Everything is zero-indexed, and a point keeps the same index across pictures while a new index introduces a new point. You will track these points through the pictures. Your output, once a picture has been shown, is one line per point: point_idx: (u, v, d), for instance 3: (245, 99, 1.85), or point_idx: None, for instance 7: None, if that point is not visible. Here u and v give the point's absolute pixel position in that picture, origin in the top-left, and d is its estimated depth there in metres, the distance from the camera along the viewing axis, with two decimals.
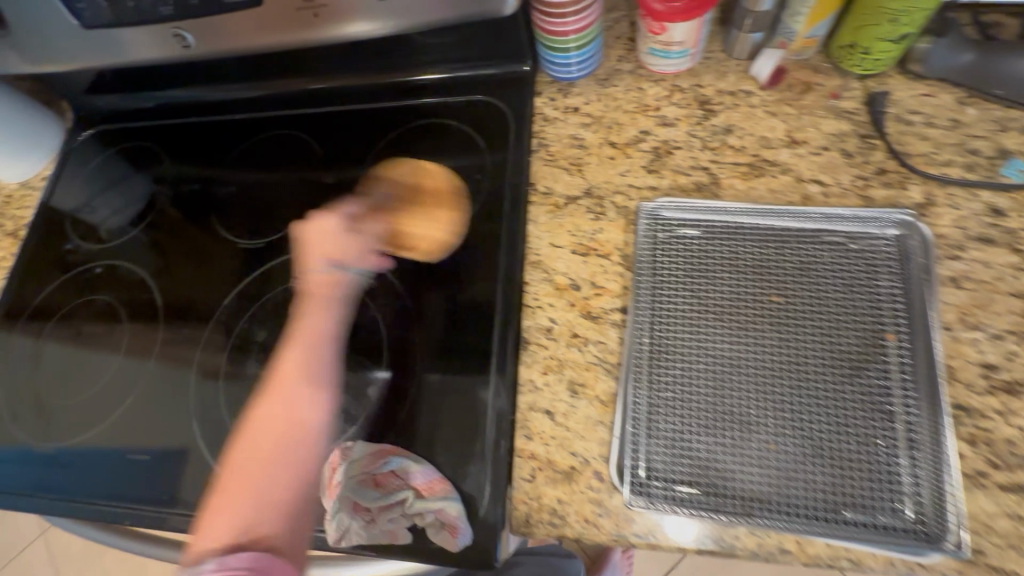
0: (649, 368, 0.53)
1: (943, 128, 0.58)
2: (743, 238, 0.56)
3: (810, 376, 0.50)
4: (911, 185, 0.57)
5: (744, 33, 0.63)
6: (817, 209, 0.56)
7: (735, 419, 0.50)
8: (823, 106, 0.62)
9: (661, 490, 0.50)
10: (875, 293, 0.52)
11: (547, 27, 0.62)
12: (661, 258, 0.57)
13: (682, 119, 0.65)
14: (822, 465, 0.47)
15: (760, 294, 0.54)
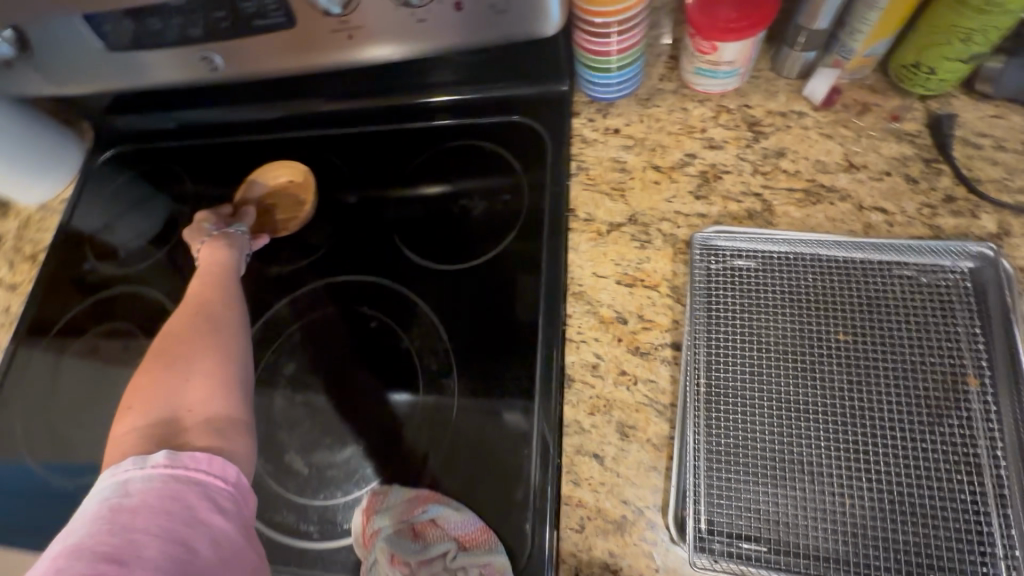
0: (708, 411, 0.50)
1: (1016, 152, 0.55)
2: (803, 270, 0.53)
3: (886, 423, 0.46)
4: (983, 213, 0.53)
5: (797, 51, 0.60)
6: (884, 240, 0.53)
7: (804, 470, 0.46)
8: (882, 128, 0.58)
9: (725, 546, 0.46)
10: (952, 332, 0.48)
11: (589, 47, 0.60)
12: (716, 292, 0.54)
13: (730, 142, 0.62)
14: (903, 523, 0.44)
15: (826, 331, 0.50)
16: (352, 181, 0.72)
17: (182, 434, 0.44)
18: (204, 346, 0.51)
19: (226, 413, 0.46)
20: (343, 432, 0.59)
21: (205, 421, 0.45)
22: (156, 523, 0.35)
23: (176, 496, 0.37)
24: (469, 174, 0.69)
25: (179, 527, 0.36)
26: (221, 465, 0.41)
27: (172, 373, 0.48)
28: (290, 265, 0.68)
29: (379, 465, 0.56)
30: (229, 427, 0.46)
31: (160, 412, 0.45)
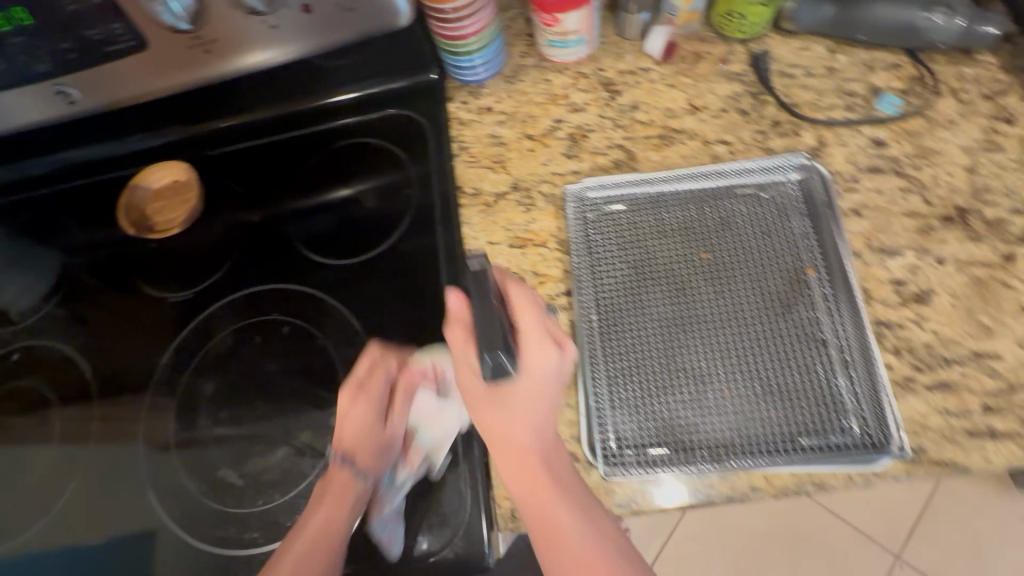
0: (602, 341, 0.55)
1: (822, 76, 0.63)
2: (664, 205, 0.60)
3: (748, 320, 0.53)
4: (803, 131, 0.61)
5: (632, 15, 0.66)
6: (727, 166, 0.60)
7: (689, 375, 0.52)
8: (715, 72, 0.66)
9: (634, 456, 0.51)
10: (790, 234, 0.56)
11: (440, 29, 0.63)
12: (594, 237, 0.60)
13: (591, 103, 0.68)
14: (773, 400, 0.51)
15: (690, 253, 0.57)
16: (245, 198, 0.72)
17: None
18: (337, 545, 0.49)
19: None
20: (274, 438, 0.60)
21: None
22: None
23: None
24: (360, 171, 0.71)
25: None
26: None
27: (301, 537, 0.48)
28: (196, 287, 0.68)
29: (313, 461, 0.58)
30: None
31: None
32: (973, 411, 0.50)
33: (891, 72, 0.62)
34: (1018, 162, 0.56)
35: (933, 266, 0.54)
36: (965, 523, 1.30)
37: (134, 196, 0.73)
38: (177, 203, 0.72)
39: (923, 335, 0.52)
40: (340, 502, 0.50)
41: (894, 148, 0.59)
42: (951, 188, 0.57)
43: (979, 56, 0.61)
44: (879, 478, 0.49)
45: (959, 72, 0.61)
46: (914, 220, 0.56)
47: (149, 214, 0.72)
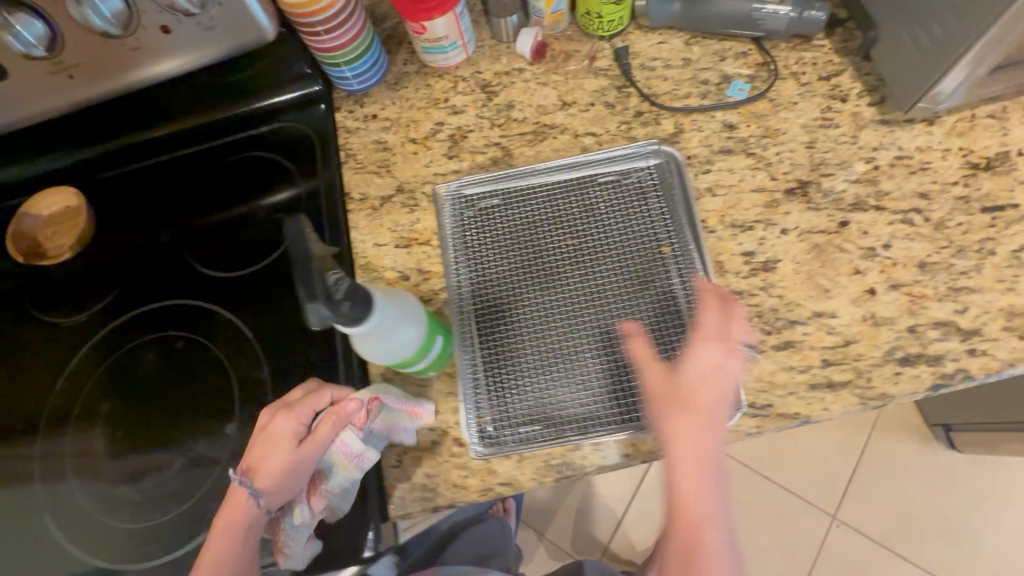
0: (475, 328, 0.58)
1: (679, 67, 0.68)
2: (534, 196, 0.63)
3: (609, 298, 0.57)
4: (663, 119, 0.66)
5: (503, 18, 0.70)
6: (592, 156, 0.64)
7: (557, 353, 0.56)
8: (583, 69, 0.70)
9: (509, 435, 0.54)
10: (648, 215, 0.60)
11: (323, 43, 0.65)
12: (470, 232, 0.63)
13: (469, 105, 0.70)
14: (632, 370, 0.54)
15: (557, 239, 0.60)
16: (135, 218, 0.72)
17: None
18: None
19: None
20: (172, 450, 0.61)
21: None
22: None
23: None
24: (248, 185, 0.72)
25: None
26: None
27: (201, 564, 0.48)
28: (88, 310, 0.68)
29: (209, 469, 0.59)
30: None
31: None
32: (814, 365, 0.54)
33: (740, 60, 0.67)
34: (851, 136, 0.62)
35: (778, 236, 0.59)
36: (894, 479, 1.37)
37: (20, 225, 0.72)
38: (66, 233, 0.71)
39: (771, 300, 0.57)
40: (236, 535, 0.49)
41: (743, 130, 0.64)
42: (793, 163, 0.61)
43: (817, 41, 0.66)
44: (732, 434, 0.53)
45: (799, 56, 0.66)
46: (761, 195, 0.61)
47: (40, 241, 0.72)
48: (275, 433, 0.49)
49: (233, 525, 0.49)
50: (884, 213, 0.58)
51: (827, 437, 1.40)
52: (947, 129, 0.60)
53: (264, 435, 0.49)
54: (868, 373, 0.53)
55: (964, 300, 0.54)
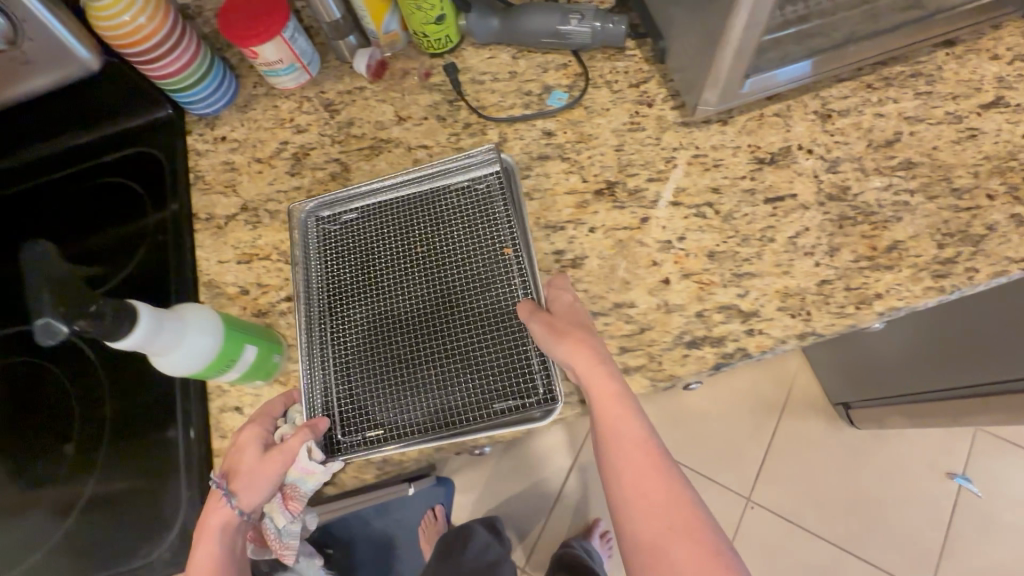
0: (327, 341, 0.60)
1: (506, 80, 0.72)
2: (388, 212, 0.66)
3: (453, 305, 0.60)
4: (489, 130, 0.70)
5: (340, 40, 0.73)
6: (440, 165, 0.66)
7: (404, 360, 0.59)
8: (418, 85, 0.73)
9: (356, 441, 0.56)
10: (492, 221, 0.63)
11: (170, 64, 0.68)
12: (327, 248, 0.65)
13: (313, 124, 0.74)
14: (470, 374, 0.57)
15: (408, 252, 0.63)
16: None
17: None
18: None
19: None
20: (26, 469, 0.64)
21: None
22: None
23: None
24: (103, 211, 0.75)
25: None
26: None
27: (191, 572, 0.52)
28: None
29: (58, 485, 0.62)
30: None
31: None
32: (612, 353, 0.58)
33: (561, 71, 0.71)
34: (655, 138, 0.66)
35: (586, 234, 0.63)
36: (803, 459, 1.42)
37: None
38: None
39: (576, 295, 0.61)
40: (214, 540, 0.52)
41: (559, 137, 0.68)
42: (603, 165, 0.66)
43: (629, 51, 0.71)
44: None
45: (613, 66, 0.70)
46: (573, 197, 0.65)
47: None
48: (248, 442, 0.54)
49: (213, 530, 0.52)
50: (680, 208, 0.63)
51: (740, 421, 1.46)
52: (739, 128, 0.65)
53: (238, 444, 0.54)
54: (659, 356, 0.57)
55: (746, 285, 0.59)
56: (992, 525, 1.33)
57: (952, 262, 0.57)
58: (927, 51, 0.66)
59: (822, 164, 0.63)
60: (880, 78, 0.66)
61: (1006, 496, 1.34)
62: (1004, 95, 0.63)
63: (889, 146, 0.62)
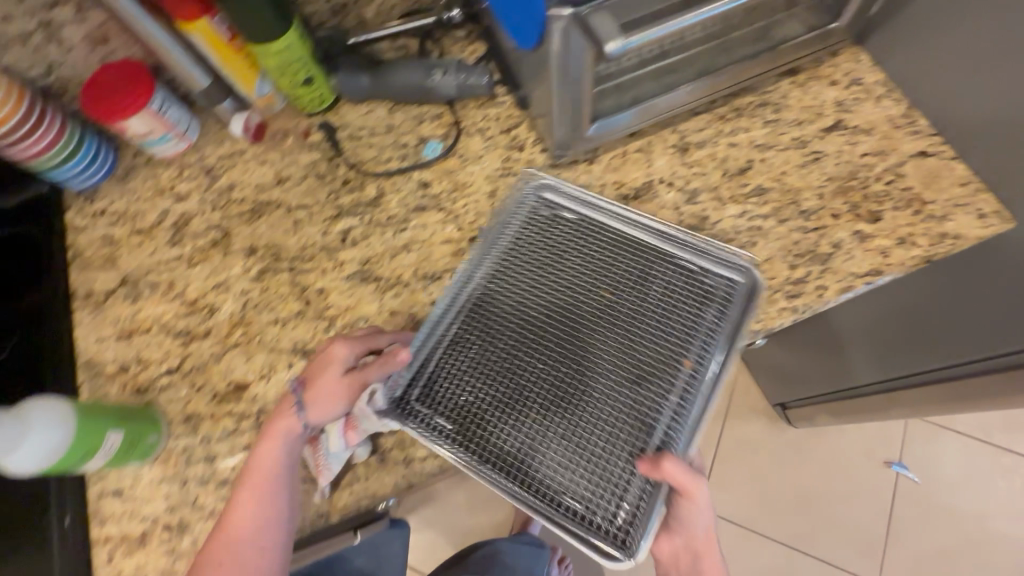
0: (475, 326, 0.57)
1: (383, 134, 0.74)
2: (593, 237, 0.61)
3: (601, 371, 0.54)
4: (368, 184, 0.71)
5: (215, 106, 0.73)
6: (681, 233, 0.60)
7: (519, 393, 0.53)
8: (297, 144, 0.74)
9: (421, 414, 0.54)
10: (692, 324, 0.55)
11: (36, 142, 0.66)
12: (529, 230, 0.62)
13: (193, 191, 0.74)
14: (560, 442, 0.51)
15: (596, 291, 0.57)
16: None
17: (247, 544, 0.53)
18: (271, 483, 0.54)
19: (263, 532, 0.53)
20: None
21: (259, 535, 0.53)
22: (242, 541, 0.53)
23: (234, 540, 0.53)
24: None
25: (252, 537, 0.53)
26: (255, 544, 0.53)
27: (247, 481, 0.54)
28: None
29: None
30: (260, 533, 0.53)
31: (243, 528, 0.53)
32: None
33: (435, 122, 0.73)
34: None
35: None
36: (748, 463, 1.44)
37: None
38: None
39: None
40: (278, 442, 0.55)
41: (435, 187, 0.70)
42: (477, 212, 0.68)
43: (500, 97, 0.73)
44: (422, 476, 0.58)
45: (485, 113, 0.72)
46: (449, 245, 0.66)
47: None
48: (336, 358, 0.56)
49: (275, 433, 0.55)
50: None
51: None
52: (604, 166, 0.68)
53: (329, 357, 0.57)
54: None
55: None
56: (930, 510, 1.37)
57: (803, 282, 0.60)
58: (773, 80, 0.70)
59: (682, 196, 0.65)
60: (731, 109, 0.69)
61: (941, 480, 1.38)
62: (843, 117, 0.67)
63: (742, 174, 0.66)
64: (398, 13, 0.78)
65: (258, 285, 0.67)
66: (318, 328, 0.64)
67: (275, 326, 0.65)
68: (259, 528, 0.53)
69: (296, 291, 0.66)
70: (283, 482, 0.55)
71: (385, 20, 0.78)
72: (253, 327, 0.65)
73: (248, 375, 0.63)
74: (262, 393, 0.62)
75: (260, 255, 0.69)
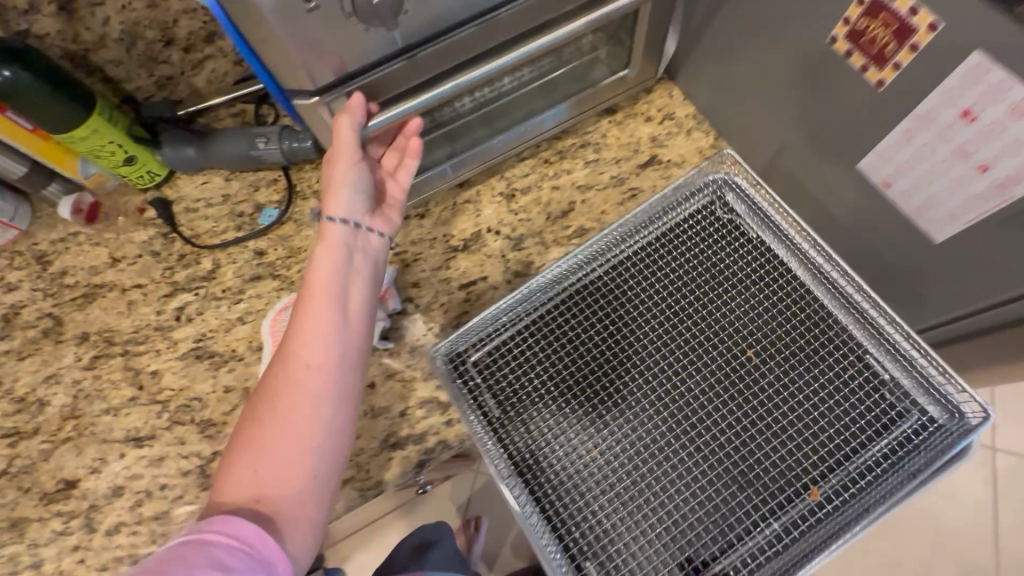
0: (590, 328, 0.54)
1: (219, 204, 0.73)
2: (760, 292, 0.54)
3: (704, 445, 0.49)
4: (203, 258, 0.70)
5: (41, 189, 0.72)
6: (892, 318, 0.49)
7: (601, 427, 0.50)
8: (131, 222, 0.73)
9: (474, 381, 0.53)
10: (839, 446, 0.47)
11: None
12: (694, 243, 0.56)
13: (23, 279, 0.71)
14: (617, 491, 0.48)
15: (734, 356, 0.52)
16: None
17: (303, 377, 0.44)
18: (326, 292, 0.47)
19: (322, 363, 0.45)
20: None
21: (313, 367, 0.44)
22: (290, 375, 0.44)
23: (285, 372, 0.44)
24: None
25: (305, 369, 0.44)
26: (310, 379, 0.44)
27: (306, 306, 0.46)
28: None
29: None
30: (319, 364, 0.45)
31: (302, 360, 0.44)
32: None
33: (271, 188, 0.73)
34: None
35: None
36: None
37: None
38: None
39: None
40: (332, 252, 0.49)
41: (270, 255, 0.70)
42: None
43: None
44: None
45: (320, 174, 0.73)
46: None
47: None
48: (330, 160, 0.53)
49: (326, 246, 0.50)
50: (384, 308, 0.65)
51: None
52: (435, 219, 0.69)
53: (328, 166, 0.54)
54: (366, 465, 0.58)
55: None
56: None
57: None
58: (591, 121, 0.73)
59: (508, 244, 0.67)
60: (555, 152, 0.72)
61: None
62: (657, 153, 0.70)
63: (565, 217, 0.68)
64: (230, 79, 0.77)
65: (90, 373, 0.66)
66: (151, 413, 0.63)
67: (107, 416, 0.63)
68: (317, 356, 0.45)
69: (129, 376, 0.65)
70: (341, 298, 0.48)
71: (218, 87, 0.77)
72: (84, 419, 0.63)
73: (78, 471, 0.61)
74: (94, 488, 0.60)
75: (92, 342, 0.67)
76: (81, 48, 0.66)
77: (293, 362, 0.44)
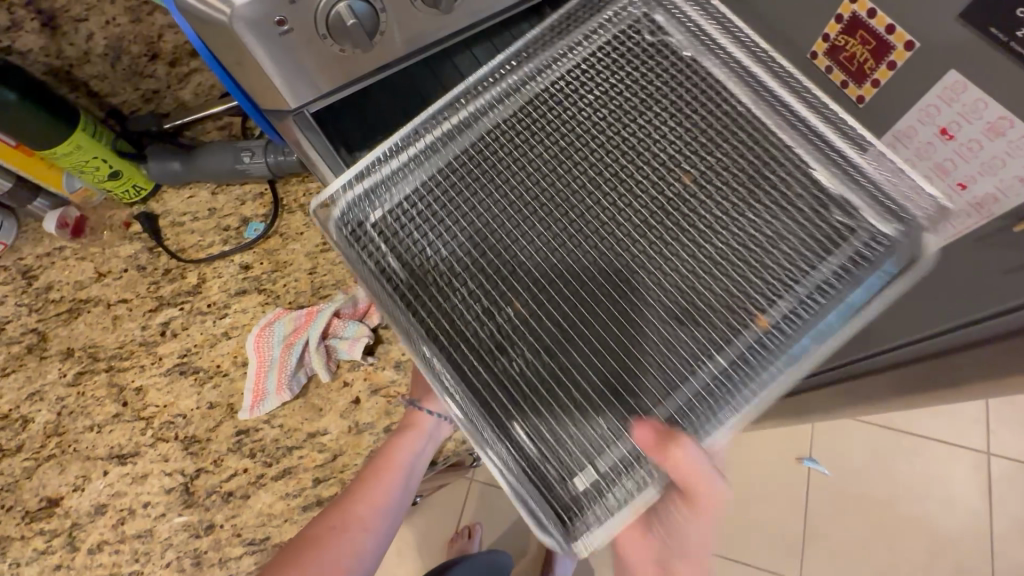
0: (493, 170, 0.41)
1: (205, 218, 0.73)
2: (705, 109, 0.40)
3: (637, 280, 0.36)
4: (189, 272, 0.70)
5: (27, 205, 0.72)
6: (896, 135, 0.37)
7: (508, 279, 0.38)
8: (117, 237, 0.73)
9: (364, 245, 0.40)
10: (800, 265, 0.35)
11: None
12: (621, 62, 0.43)
13: (8, 295, 0.71)
14: (532, 350, 0.36)
15: (674, 173, 0.39)
16: None
17: (355, 528, 0.49)
18: (401, 469, 0.51)
19: (372, 528, 0.49)
20: None
21: (365, 529, 0.49)
22: (346, 520, 0.49)
23: (345, 516, 0.50)
24: None
25: (359, 525, 0.49)
26: (359, 535, 0.49)
27: (381, 469, 0.51)
28: None
29: None
30: (370, 526, 0.49)
31: (359, 514, 0.50)
32: (307, 487, 0.58)
33: (258, 201, 0.73)
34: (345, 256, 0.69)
35: None
36: None
37: None
38: None
39: (272, 431, 0.61)
40: (416, 437, 0.52)
41: (256, 269, 0.69)
42: (297, 291, 0.68)
43: None
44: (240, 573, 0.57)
45: (306, 187, 0.73)
46: None
47: None
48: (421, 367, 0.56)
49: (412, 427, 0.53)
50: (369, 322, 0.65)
51: None
52: None
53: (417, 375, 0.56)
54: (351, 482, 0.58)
55: None
56: None
57: None
58: None
59: None
60: None
61: None
62: None
63: None
64: (216, 92, 0.76)
65: (74, 391, 0.65)
66: (135, 430, 0.63)
67: (91, 433, 0.63)
68: (369, 516, 0.50)
69: (114, 393, 0.65)
70: (408, 479, 0.51)
71: (204, 100, 0.77)
72: (67, 436, 0.63)
73: (61, 489, 0.61)
74: (76, 506, 0.60)
75: (76, 358, 0.67)
76: (65, 64, 0.66)
77: (351, 512, 0.50)
